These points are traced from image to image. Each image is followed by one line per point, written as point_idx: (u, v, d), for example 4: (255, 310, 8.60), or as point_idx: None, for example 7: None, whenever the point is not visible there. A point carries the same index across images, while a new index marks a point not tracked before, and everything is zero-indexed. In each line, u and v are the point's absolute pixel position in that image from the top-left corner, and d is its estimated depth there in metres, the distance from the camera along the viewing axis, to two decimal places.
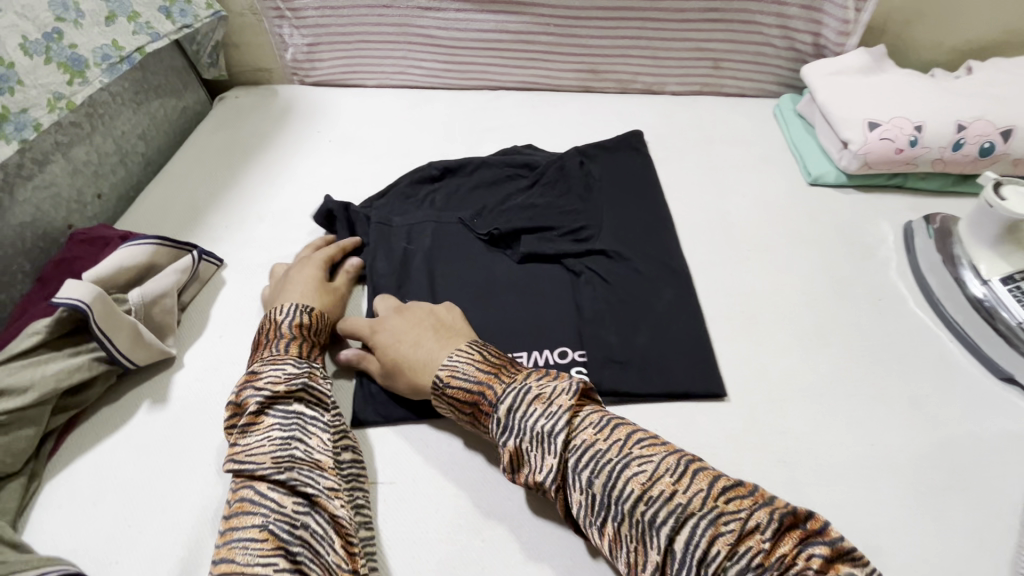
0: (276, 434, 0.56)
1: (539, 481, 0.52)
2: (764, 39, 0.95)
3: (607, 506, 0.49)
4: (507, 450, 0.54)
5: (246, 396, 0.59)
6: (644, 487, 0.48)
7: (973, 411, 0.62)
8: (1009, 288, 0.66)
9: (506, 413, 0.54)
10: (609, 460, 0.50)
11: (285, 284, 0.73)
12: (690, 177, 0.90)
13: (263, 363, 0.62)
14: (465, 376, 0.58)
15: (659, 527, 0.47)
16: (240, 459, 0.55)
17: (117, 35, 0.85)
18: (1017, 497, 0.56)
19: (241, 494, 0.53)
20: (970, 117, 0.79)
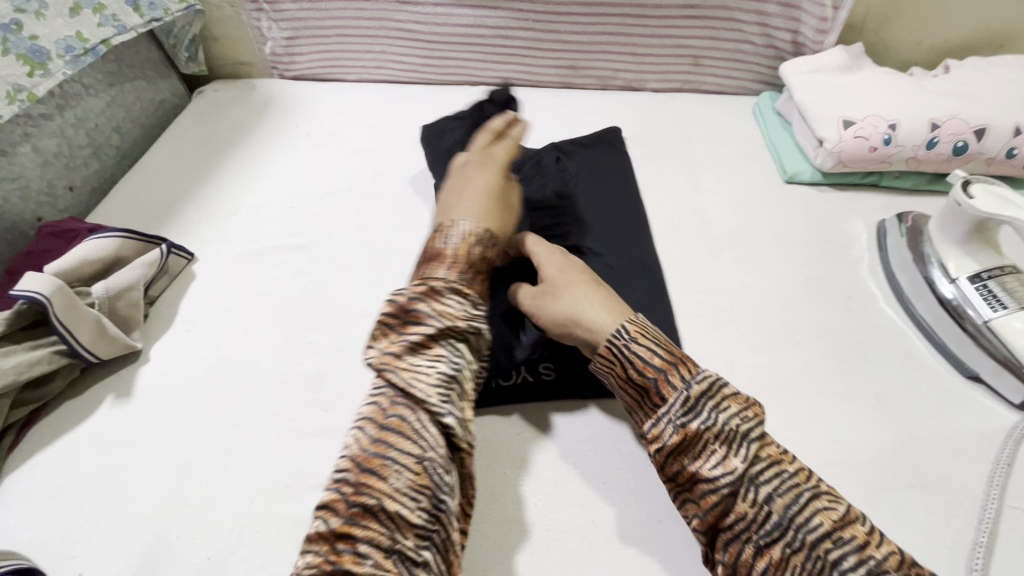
0: (447, 370, 0.51)
1: (707, 479, 0.48)
2: (743, 36, 0.95)
3: (785, 531, 0.45)
4: (681, 431, 0.49)
5: (424, 315, 0.53)
6: (839, 525, 0.45)
7: (935, 409, 0.62)
8: (976, 287, 0.65)
9: (698, 395, 0.50)
10: (802, 486, 0.47)
11: (467, 188, 0.67)
12: (667, 174, 0.90)
13: (451, 290, 0.56)
14: (655, 345, 0.54)
15: (842, 568, 0.43)
16: (409, 381, 0.50)
17: (81, 27, 0.84)
18: (977, 494, 0.56)
19: (399, 412, 0.49)
20: (945, 116, 0.79)
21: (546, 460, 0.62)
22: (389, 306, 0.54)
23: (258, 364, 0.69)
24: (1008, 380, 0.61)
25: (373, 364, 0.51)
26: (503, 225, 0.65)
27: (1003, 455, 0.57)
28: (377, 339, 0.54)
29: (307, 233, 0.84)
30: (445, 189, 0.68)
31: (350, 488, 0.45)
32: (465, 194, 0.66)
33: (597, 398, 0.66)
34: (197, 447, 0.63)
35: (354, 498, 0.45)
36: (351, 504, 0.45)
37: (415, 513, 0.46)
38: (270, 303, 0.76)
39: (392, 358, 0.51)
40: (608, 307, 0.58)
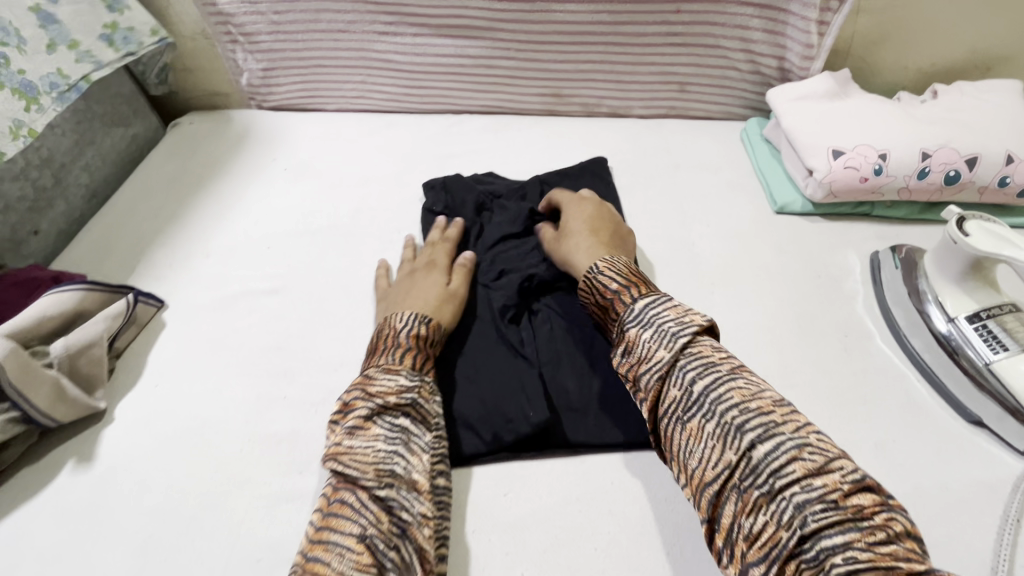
0: (384, 449, 0.53)
1: (644, 370, 0.54)
2: (728, 63, 0.93)
3: (702, 404, 0.49)
4: (626, 336, 0.57)
5: (358, 400, 0.56)
6: (746, 398, 0.48)
7: (935, 457, 0.59)
8: (975, 326, 0.63)
9: (643, 307, 0.58)
10: (721, 371, 0.50)
11: (407, 289, 0.71)
12: (655, 206, 0.88)
13: (383, 371, 0.59)
14: (616, 272, 0.64)
15: (745, 430, 0.46)
16: (345, 464, 0.52)
17: (61, 62, 0.81)
18: (987, 553, 0.53)
19: (340, 497, 0.51)
20: (935, 145, 0.77)
21: (535, 523, 0.57)
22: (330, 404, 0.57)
23: (230, 421, 0.66)
24: (1013, 427, 0.59)
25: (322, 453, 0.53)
26: (443, 315, 0.68)
27: (1011, 509, 0.55)
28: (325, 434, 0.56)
29: (283, 275, 0.81)
30: (394, 291, 0.73)
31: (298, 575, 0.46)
32: (415, 297, 0.69)
33: (586, 452, 0.62)
34: (163, 518, 0.59)
35: None
36: None
37: None
38: (243, 353, 0.72)
39: (335, 446, 0.53)
40: (593, 254, 0.70)
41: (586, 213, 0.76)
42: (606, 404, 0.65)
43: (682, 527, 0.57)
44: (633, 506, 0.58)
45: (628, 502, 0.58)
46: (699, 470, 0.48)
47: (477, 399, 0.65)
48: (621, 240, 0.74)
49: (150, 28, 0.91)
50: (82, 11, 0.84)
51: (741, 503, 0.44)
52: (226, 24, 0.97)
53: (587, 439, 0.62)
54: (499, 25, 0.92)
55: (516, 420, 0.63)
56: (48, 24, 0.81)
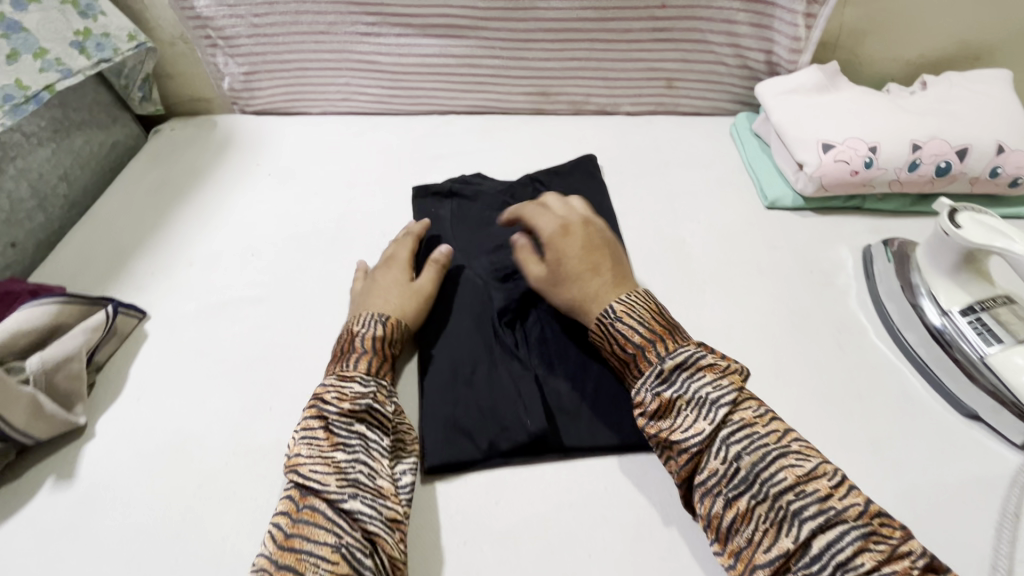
0: (344, 458, 0.53)
1: (679, 439, 0.53)
2: (716, 58, 0.92)
3: (749, 485, 0.49)
4: (656, 399, 0.55)
5: (314, 412, 0.57)
6: (801, 479, 0.48)
7: (930, 452, 0.58)
8: (969, 320, 0.62)
9: (672, 368, 0.56)
10: (769, 446, 0.50)
11: (374, 288, 0.71)
12: (645, 203, 0.87)
13: (337, 379, 0.59)
14: (637, 321, 0.60)
15: (801, 518, 0.46)
16: (307, 474, 0.52)
17: (21, 73, 0.78)
18: (986, 550, 0.52)
19: (311, 502, 0.51)
20: (926, 136, 0.77)
21: (527, 530, 0.56)
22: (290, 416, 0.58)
23: (215, 433, 0.65)
24: (1008, 420, 0.58)
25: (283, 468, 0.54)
26: (408, 312, 0.69)
27: (1009, 503, 0.54)
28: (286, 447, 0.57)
29: (267, 283, 0.80)
30: (360, 290, 0.72)
31: None
32: (377, 295, 0.70)
33: (579, 456, 0.61)
34: (147, 535, 0.58)
35: None
36: None
37: None
38: (228, 364, 0.71)
39: (293, 456, 0.54)
40: (604, 298, 0.64)
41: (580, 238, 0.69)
42: (600, 408, 0.64)
43: (678, 532, 0.56)
44: (627, 512, 0.57)
45: (622, 508, 0.57)
46: (749, 551, 0.48)
47: (469, 406, 0.63)
48: (620, 263, 0.68)
49: (127, 34, 0.90)
50: (51, 18, 0.81)
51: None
52: (205, 28, 0.95)
53: (580, 443, 0.61)
54: (483, 24, 0.91)
55: (511, 427, 0.61)
56: (11, 32, 0.77)
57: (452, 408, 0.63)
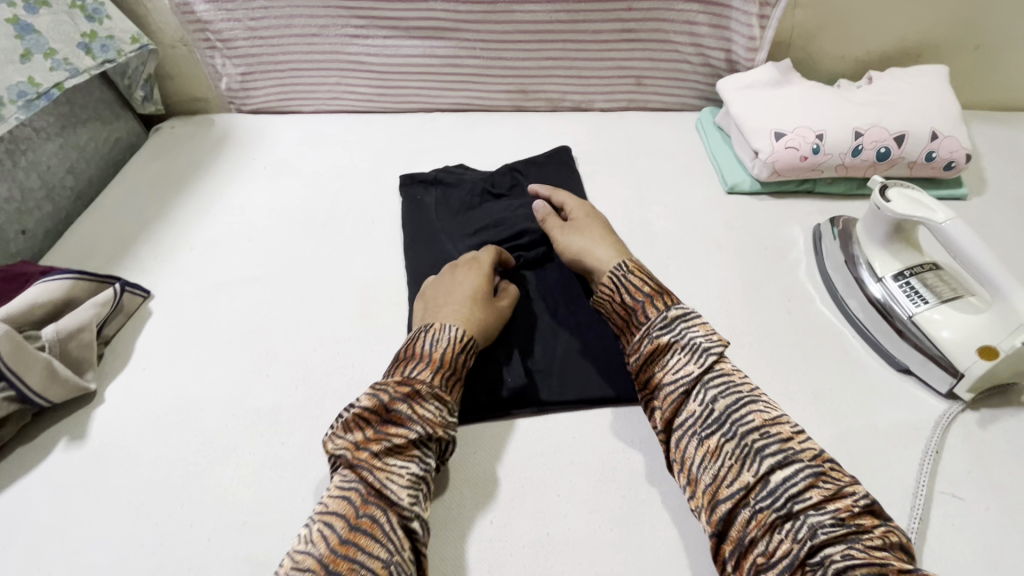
0: (417, 473, 0.54)
1: (669, 380, 0.58)
2: (680, 56, 1.00)
3: (722, 425, 0.53)
4: (654, 342, 0.60)
5: (406, 416, 0.55)
6: (768, 422, 0.52)
7: (866, 401, 0.65)
8: (900, 284, 0.68)
9: (676, 317, 0.61)
10: (743, 393, 0.55)
11: (455, 292, 0.69)
12: (615, 190, 0.93)
13: (433, 397, 0.58)
14: (646, 277, 0.66)
15: (762, 455, 0.50)
16: (384, 482, 0.52)
17: (33, 72, 0.85)
18: (910, 482, 0.58)
19: (371, 513, 0.50)
20: (867, 124, 0.84)
21: (502, 476, 0.62)
22: (369, 403, 0.56)
23: (217, 398, 0.70)
24: (934, 371, 0.64)
25: (347, 457, 0.53)
26: (482, 331, 0.67)
27: (932, 442, 0.60)
28: (348, 431, 0.55)
29: (264, 265, 0.85)
30: (434, 290, 0.71)
31: None
32: (458, 297, 0.68)
33: (550, 410, 0.67)
34: (153, 487, 0.62)
35: None
36: None
37: None
38: (227, 337, 0.76)
39: (368, 452, 0.53)
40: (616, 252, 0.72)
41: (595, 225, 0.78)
42: (569, 364, 0.70)
43: (638, 474, 0.61)
44: (592, 458, 0.63)
45: (587, 454, 0.63)
46: (712, 485, 0.51)
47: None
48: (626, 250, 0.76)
49: (130, 36, 0.96)
50: (60, 21, 0.88)
51: (753, 520, 0.48)
52: (204, 31, 1.02)
53: (554, 397, 0.67)
54: (464, 26, 0.98)
55: (494, 384, 0.68)
56: (24, 34, 0.84)
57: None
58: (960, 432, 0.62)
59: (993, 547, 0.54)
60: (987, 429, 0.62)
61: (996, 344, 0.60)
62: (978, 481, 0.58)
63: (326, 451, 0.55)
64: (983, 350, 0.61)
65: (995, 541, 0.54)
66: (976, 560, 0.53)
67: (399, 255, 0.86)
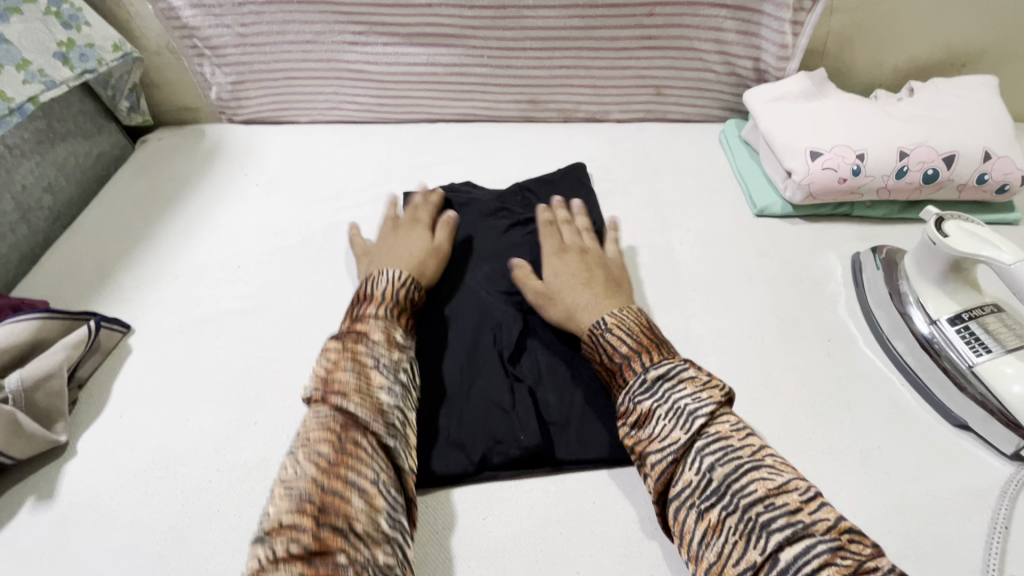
0: (389, 397, 0.55)
1: (655, 448, 0.52)
2: (704, 65, 0.92)
3: (722, 496, 0.47)
4: (637, 409, 0.54)
5: (364, 345, 0.58)
6: (772, 492, 0.46)
7: (921, 462, 0.58)
8: (958, 328, 0.61)
9: (655, 377, 0.55)
10: (743, 458, 0.49)
11: (395, 247, 0.75)
12: (634, 211, 0.86)
13: (384, 327, 0.61)
14: (626, 334, 0.59)
15: (770, 530, 0.44)
16: (358, 405, 0.52)
17: (5, 85, 0.78)
18: (977, 564, 0.51)
19: (354, 438, 0.50)
20: (913, 144, 0.77)
21: (514, 547, 0.55)
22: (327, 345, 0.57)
23: (200, 449, 0.64)
24: (998, 430, 0.58)
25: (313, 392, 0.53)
26: (423, 273, 0.72)
27: (999, 514, 0.53)
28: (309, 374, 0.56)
29: (254, 294, 0.79)
30: (380, 247, 0.76)
31: (315, 503, 0.45)
32: (399, 254, 0.74)
33: (566, 468, 0.61)
34: (127, 556, 0.56)
35: (320, 513, 0.44)
36: (318, 521, 0.44)
37: (375, 537, 0.45)
38: (213, 378, 0.70)
39: (338, 381, 0.53)
40: (594, 308, 0.65)
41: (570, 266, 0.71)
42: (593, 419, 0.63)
43: (666, 548, 0.55)
44: (614, 527, 0.56)
45: (609, 522, 0.57)
46: (717, 566, 0.45)
47: (463, 412, 0.64)
48: (617, 284, 0.69)
49: (111, 44, 0.90)
50: (34, 29, 0.81)
51: None
52: (191, 38, 0.95)
53: (571, 456, 0.61)
54: (471, 33, 0.91)
55: (505, 441, 0.61)
56: None
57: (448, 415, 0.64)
58: None
59: None
60: None
61: None
62: None
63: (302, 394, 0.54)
64: None
65: None
66: None
67: None
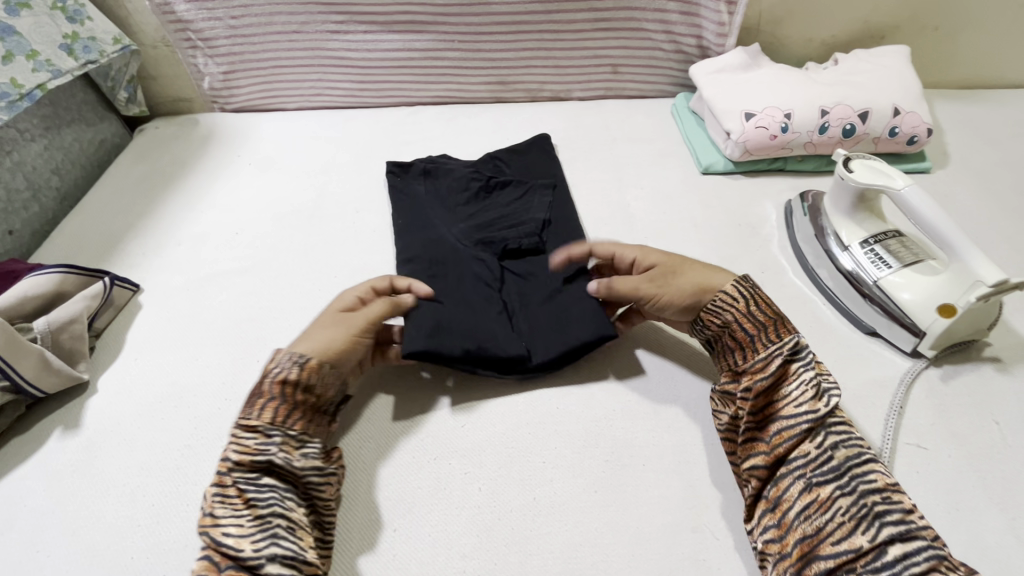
0: (251, 512, 0.51)
1: (791, 410, 0.56)
2: (653, 44, 1.03)
3: (837, 478, 0.52)
4: (782, 367, 0.58)
5: (217, 458, 0.55)
6: (890, 488, 0.51)
7: (835, 363, 0.68)
8: (866, 252, 0.71)
9: (806, 344, 0.59)
10: (865, 451, 0.54)
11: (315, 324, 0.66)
12: (595, 173, 0.96)
13: (240, 429, 0.57)
14: (770, 303, 0.65)
15: (881, 521, 0.49)
16: (218, 538, 0.50)
17: (15, 73, 0.86)
18: (876, 437, 0.61)
19: (224, 569, 0.49)
20: (832, 103, 0.88)
21: (490, 446, 0.63)
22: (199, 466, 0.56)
23: (209, 384, 0.71)
24: (899, 333, 0.68)
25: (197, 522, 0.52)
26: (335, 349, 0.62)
27: (896, 398, 0.63)
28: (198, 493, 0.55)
29: (251, 257, 0.87)
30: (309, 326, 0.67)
31: None
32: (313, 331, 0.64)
33: (534, 382, 0.69)
34: (149, 470, 0.64)
35: None
36: None
37: None
38: (217, 326, 0.78)
39: (206, 514, 0.52)
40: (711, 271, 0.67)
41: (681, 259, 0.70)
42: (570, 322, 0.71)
43: (619, 440, 0.63)
44: (576, 425, 0.65)
45: (571, 422, 0.65)
46: (815, 538, 0.50)
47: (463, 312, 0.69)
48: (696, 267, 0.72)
49: (112, 37, 0.98)
50: (42, 23, 0.89)
51: None
52: (184, 31, 1.03)
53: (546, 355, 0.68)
54: (442, 20, 1.00)
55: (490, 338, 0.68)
56: (5, 36, 0.85)
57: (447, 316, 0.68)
58: (923, 387, 0.65)
59: (953, 492, 0.57)
60: (948, 383, 0.65)
61: (953, 301, 0.63)
62: (940, 433, 0.61)
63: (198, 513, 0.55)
64: (941, 309, 0.64)
65: (954, 485, 0.57)
66: (937, 503, 0.56)
67: (386, 243, 0.88)
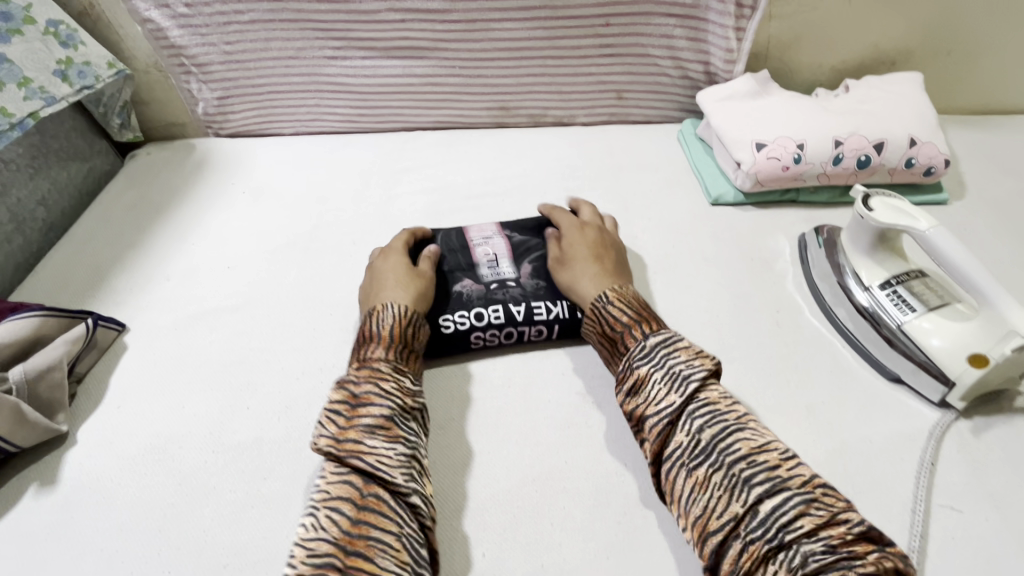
0: (405, 449, 0.54)
1: (652, 412, 0.55)
2: (659, 70, 1.01)
3: (708, 455, 0.51)
4: (634, 374, 0.58)
5: (375, 395, 0.56)
6: (754, 450, 0.50)
7: (859, 412, 0.64)
8: (888, 293, 0.68)
9: (654, 344, 0.59)
10: (729, 422, 0.52)
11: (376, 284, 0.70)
12: (600, 204, 0.93)
13: (392, 371, 0.59)
14: (627, 306, 0.64)
15: (751, 485, 0.48)
16: (376, 463, 0.51)
17: (7, 101, 0.82)
18: (906, 496, 0.57)
19: (374, 491, 0.50)
20: (846, 133, 0.85)
21: (494, 505, 0.59)
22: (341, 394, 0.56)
23: (198, 434, 0.67)
24: (925, 381, 0.64)
25: (340, 449, 0.52)
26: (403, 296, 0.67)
27: (927, 454, 0.60)
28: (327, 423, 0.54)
29: (243, 293, 0.83)
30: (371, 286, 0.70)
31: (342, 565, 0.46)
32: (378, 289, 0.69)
33: (540, 433, 0.65)
34: (129, 531, 0.60)
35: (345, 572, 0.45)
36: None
37: None
38: (205, 370, 0.74)
39: (352, 439, 0.52)
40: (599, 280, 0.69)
41: (586, 238, 0.75)
42: None
43: (632, 498, 0.60)
44: (585, 482, 0.61)
45: (580, 478, 0.61)
46: (702, 519, 0.49)
47: (459, 240, 0.82)
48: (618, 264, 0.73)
49: (107, 61, 0.95)
50: (33, 50, 0.86)
51: (745, 553, 0.46)
52: (178, 56, 1.00)
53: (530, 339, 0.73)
54: (443, 45, 0.98)
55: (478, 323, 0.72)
56: None
57: (443, 244, 0.81)
58: (954, 441, 0.61)
59: (994, 559, 0.53)
60: (981, 437, 0.61)
61: (985, 352, 0.59)
62: (975, 493, 0.57)
63: (319, 442, 0.53)
64: (973, 358, 0.60)
65: (994, 552, 0.53)
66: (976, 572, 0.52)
67: None
